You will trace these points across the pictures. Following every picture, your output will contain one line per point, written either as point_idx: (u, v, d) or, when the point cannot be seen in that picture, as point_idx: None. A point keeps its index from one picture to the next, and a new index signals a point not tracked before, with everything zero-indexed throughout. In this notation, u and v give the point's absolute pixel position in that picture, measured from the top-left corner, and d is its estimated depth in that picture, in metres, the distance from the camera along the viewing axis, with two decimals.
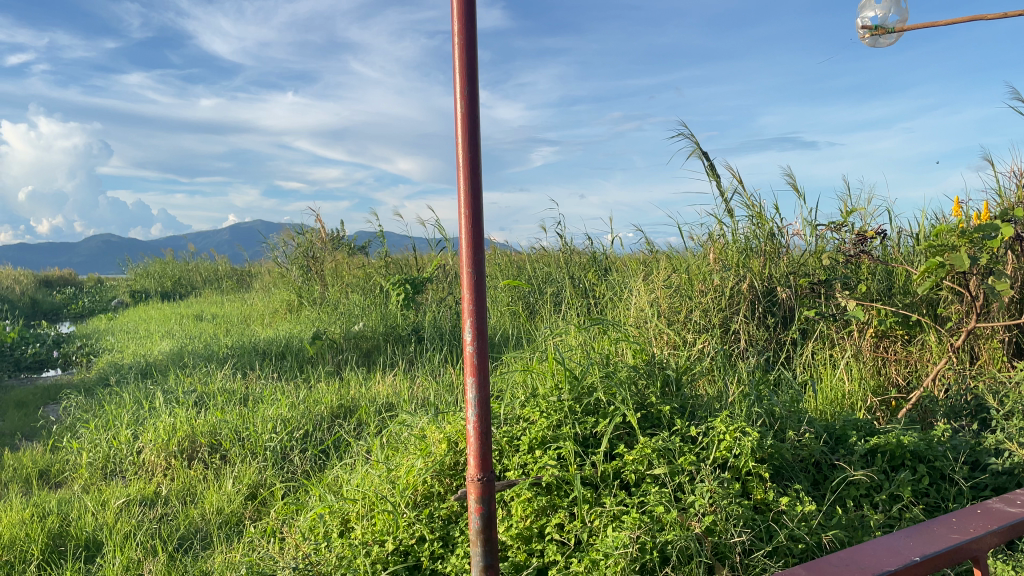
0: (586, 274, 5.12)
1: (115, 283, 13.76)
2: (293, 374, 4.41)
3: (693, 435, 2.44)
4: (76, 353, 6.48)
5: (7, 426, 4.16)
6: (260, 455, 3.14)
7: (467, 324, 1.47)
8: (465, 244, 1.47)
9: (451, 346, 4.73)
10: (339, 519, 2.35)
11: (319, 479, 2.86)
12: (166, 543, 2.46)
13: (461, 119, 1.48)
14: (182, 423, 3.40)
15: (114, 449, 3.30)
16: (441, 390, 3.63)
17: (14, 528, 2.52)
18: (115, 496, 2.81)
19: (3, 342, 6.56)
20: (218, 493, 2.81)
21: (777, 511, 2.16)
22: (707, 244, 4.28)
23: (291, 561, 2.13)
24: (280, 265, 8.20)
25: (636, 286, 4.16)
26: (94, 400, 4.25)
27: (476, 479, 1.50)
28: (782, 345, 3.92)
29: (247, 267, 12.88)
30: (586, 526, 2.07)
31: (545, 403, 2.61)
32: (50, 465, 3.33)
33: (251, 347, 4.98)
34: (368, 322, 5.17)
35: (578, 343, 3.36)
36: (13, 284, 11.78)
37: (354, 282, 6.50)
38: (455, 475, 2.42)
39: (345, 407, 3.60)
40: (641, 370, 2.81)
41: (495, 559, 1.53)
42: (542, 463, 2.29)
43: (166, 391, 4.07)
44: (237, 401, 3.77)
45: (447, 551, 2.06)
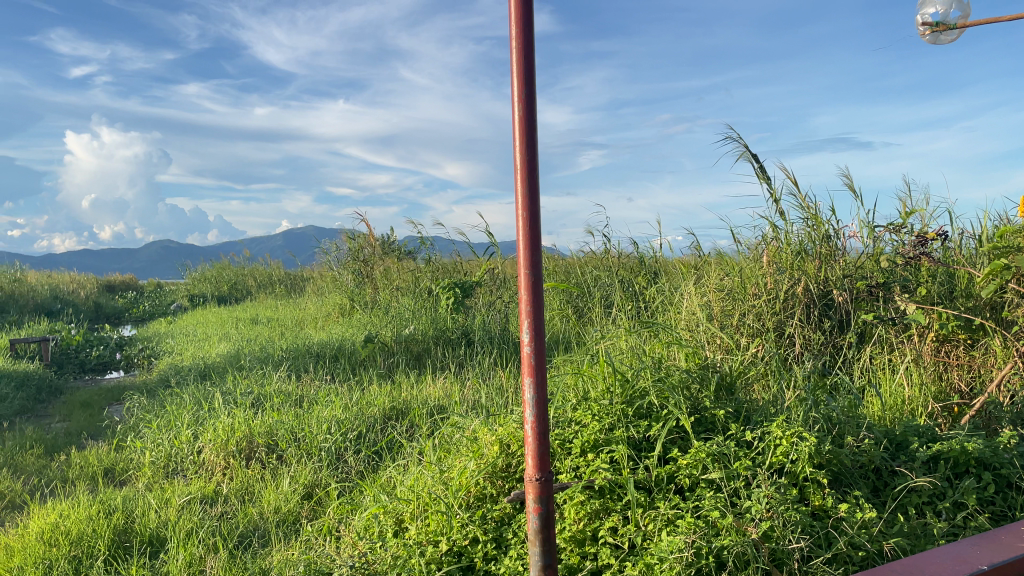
0: (637, 279, 5.11)
1: (174, 288, 14.17)
2: (345, 376, 4.48)
3: (747, 440, 2.42)
4: (137, 356, 6.69)
5: (74, 425, 4.32)
6: (315, 455, 3.20)
7: (525, 324, 1.50)
8: (522, 245, 1.50)
9: (501, 349, 4.75)
10: (394, 519, 2.38)
11: (373, 479, 2.90)
12: (226, 541, 2.52)
13: (520, 122, 1.50)
14: (240, 424, 3.47)
15: (175, 449, 3.40)
16: (493, 393, 3.64)
17: (82, 523, 2.60)
18: (178, 494, 2.89)
19: (70, 344, 6.81)
20: (275, 493, 2.86)
21: (836, 518, 2.12)
22: (760, 247, 4.21)
23: (348, 559, 2.16)
24: (332, 270, 8.35)
25: (688, 290, 4.13)
26: (155, 400, 4.38)
27: (534, 479, 1.52)
28: (838, 349, 3.85)
29: (299, 271, 13.13)
30: (640, 530, 2.06)
31: (597, 406, 2.61)
32: (115, 463, 3.44)
33: (305, 349, 5.08)
34: (418, 325, 5.22)
35: (629, 346, 3.35)
36: (78, 289, 12.21)
37: (404, 286, 6.57)
38: (508, 477, 2.43)
39: (397, 409, 3.64)
40: (694, 374, 2.79)
41: (553, 559, 1.55)
42: (595, 466, 2.28)
43: (225, 392, 4.18)
44: (292, 402, 3.85)
45: (500, 553, 2.08)
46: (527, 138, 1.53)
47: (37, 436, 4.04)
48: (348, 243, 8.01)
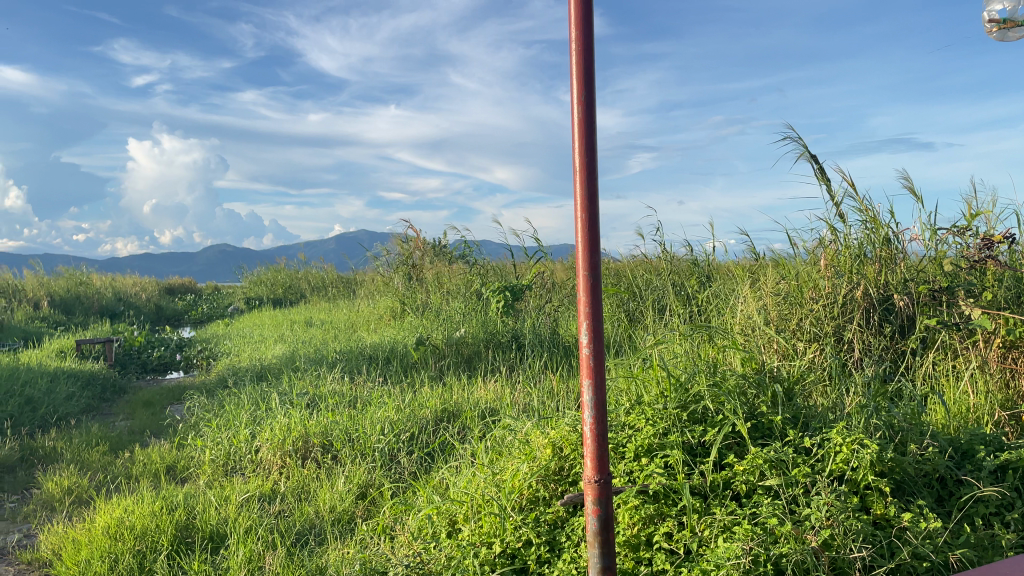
0: (689, 282, 5.05)
1: (230, 291, 14.51)
2: (397, 378, 4.54)
3: (807, 446, 2.37)
4: (197, 357, 6.88)
5: (137, 424, 4.45)
6: (369, 456, 3.24)
7: (583, 326, 1.51)
8: (581, 248, 1.52)
9: (551, 352, 4.74)
10: (447, 520, 2.40)
11: (426, 480, 2.93)
12: (284, 538, 2.57)
13: (579, 124, 1.51)
14: (297, 424, 3.54)
15: (234, 447, 3.48)
16: (544, 396, 3.64)
17: (147, 518, 2.68)
18: (238, 492, 2.96)
19: (132, 345, 7.03)
20: (330, 492, 2.91)
21: (899, 527, 2.06)
22: (818, 251, 4.13)
23: (403, 559, 2.19)
24: (384, 273, 8.46)
25: (744, 293, 4.07)
26: (214, 400, 4.49)
27: (593, 480, 1.52)
28: (900, 355, 3.75)
29: (351, 274, 13.31)
30: (696, 536, 2.04)
31: (650, 410, 2.60)
32: (177, 461, 3.54)
33: (358, 351, 5.16)
34: (469, 328, 5.25)
35: (683, 350, 3.32)
36: (140, 292, 12.59)
37: (454, 289, 6.60)
38: (560, 480, 2.43)
39: (449, 411, 3.66)
40: (751, 379, 2.74)
41: (612, 561, 1.56)
42: (649, 471, 2.27)
43: (281, 393, 4.26)
44: (346, 403, 3.90)
45: (553, 556, 2.08)
46: (586, 141, 1.55)
47: (103, 434, 4.18)
48: (400, 246, 8.10)
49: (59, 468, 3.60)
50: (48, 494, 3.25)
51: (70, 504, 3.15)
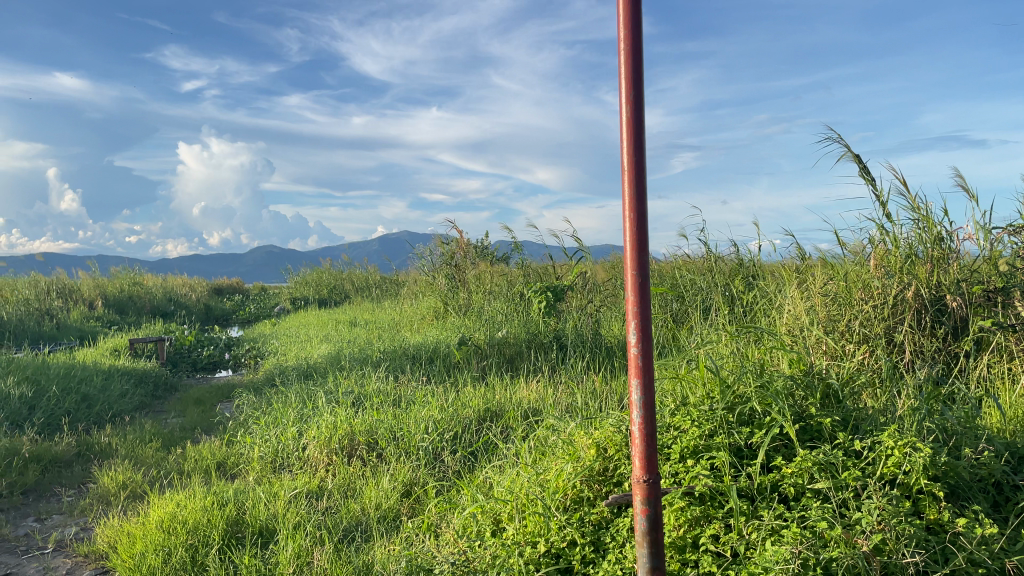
0: (734, 283, 5.00)
1: (276, 291, 14.77)
2: (441, 378, 4.57)
3: (857, 449, 2.33)
4: (245, 357, 7.02)
5: (188, 421, 4.56)
6: (413, 454, 3.27)
7: (632, 326, 1.52)
8: (630, 247, 1.53)
9: (593, 353, 4.73)
10: (492, 519, 2.41)
11: (469, 479, 2.95)
12: (332, 534, 2.61)
13: (627, 124, 1.52)
14: (343, 422, 3.59)
15: (282, 444, 3.55)
16: (587, 397, 3.64)
17: (199, 513, 2.74)
18: (285, 488, 3.01)
19: (183, 344, 7.19)
20: (376, 490, 2.94)
21: (954, 532, 2.01)
22: (867, 252, 4.05)
23: (448, 557, 2.20)
24: (427, 273, 8.52)
25: (791, 294, 4.01)
26: (262, 399, 4.57)
27: (642, 480, 1.52)
28: (953, 356, 3.66)
29: (393, 275, 13.43)
30: (743, 539, 2.02)
31: (696, 412, 2.58)
32: (227, 457, 3.62)
33: (402, 351, 5.21)
34: (511, 328, 5.27)
35: (729, 351, 3.29)
36: (189, 292, 12.88)
37: (496, 289, 6.61)
38: (605, 481, 2.42)
39: (491, 411, 3.68)
40: (799, 381, 2.71)
41: (661, 561, 1.56)
42: (695, 472, 2.25)
43: (327, 391, 4.33)
44: (390, 402, 3.94)
45: (598, 556, 2.08)
46: (634, 140, 1.56)
47: (156, 431, 4.29)
48: (442, 247, 8.15)
49: (114, 463, 3.71)
50: (104, 488, 3.35)
51: (125, 499, 3.24)
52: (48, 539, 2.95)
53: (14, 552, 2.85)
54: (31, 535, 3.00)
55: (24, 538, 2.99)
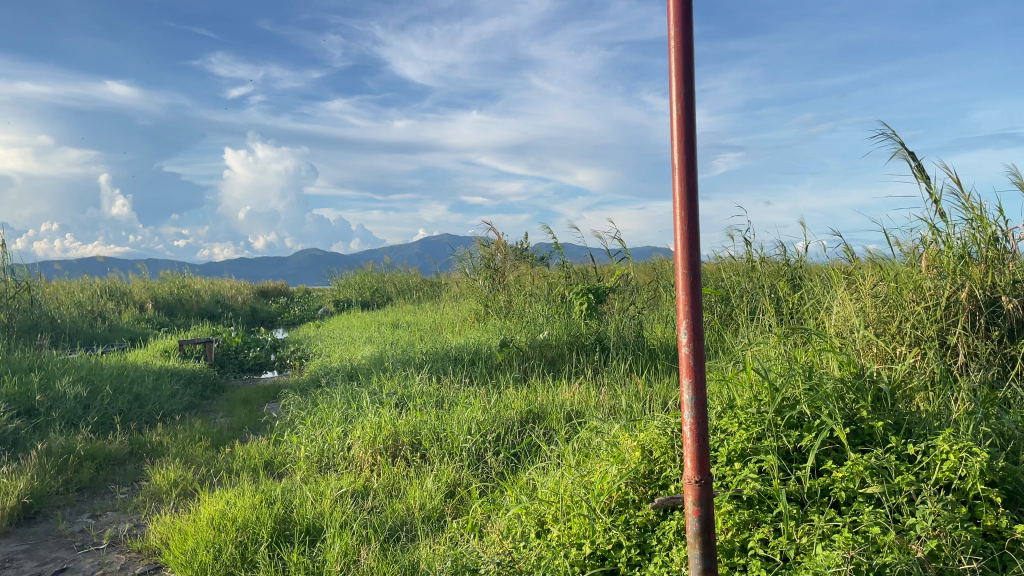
0: (779, 284, 4.93)
1: (320, 294, 14.98)
2: (483, 379, 4.60)
3: (910, 453, 2.28)
4: (290, 358, 7.14)
5: (236, 420, 4.65)
6: (457, 455, 3.29)
7: (683, 325, 1.51)
8: (681, 246, 1.53)
9: (636, 355, 4.69)
10: (536, 520, 2.41)
11: (513, 480, 2.96)
12: (378, 533, 2.63)
13: (677, 121, 1.52)
14: (387, 423, 3.63)
15: (327, 444, 3.60)
16: (630, 399, 3.62)
17: (248, 511, 2.79)
18: (332, 487, 3.05)
19: (230, 345, 7.33)
20: (420, 490, 2.96)
21: (1013, 539, 1.96)
22: (918, 252, 3.96)
23: (494, 557, 2.21)
24: (468, 276, 8.57)
25: (839, 295, 3.94)
26: (308, 399, 4.65)
27: (694, 480, 1.51)
28: (1010, 360, 3.55)
29: (434, 277, 13.51)
30: (793, 543, 1.99)
31: (743, 414, 2.55)
32: (274, 456, 3.68)
33: (444, 352, 5.24)
34: (552, 331, 5.25)
35: (777, 354, 3.25)
36: (236, 294, 13.14)
37: (537, 292, 6.61)
38: (650, 483, 2.41)
39: (534, 412, 3.68)
40: (850, 384, 2.66)
41: (713, 563, 1.55)
42: (743, 476, 2.23)
43: (371, 392, 4.38)
44: (433, 403, 3.98)
45: (644, 559, 2.07)
46: (685, 137, 1.56)
47: (206, 430, 4.38)
48: (483, 250, 8.18)
49: (165, 461, 3.79)
50: (156, 486, 3.43)
51: (176, 496, 3.32)
52: (102, 535, 3.03)
53: (71, 547, 2.94)
54: (87, 530, 3.09)
55: (80, 533, 3.08)
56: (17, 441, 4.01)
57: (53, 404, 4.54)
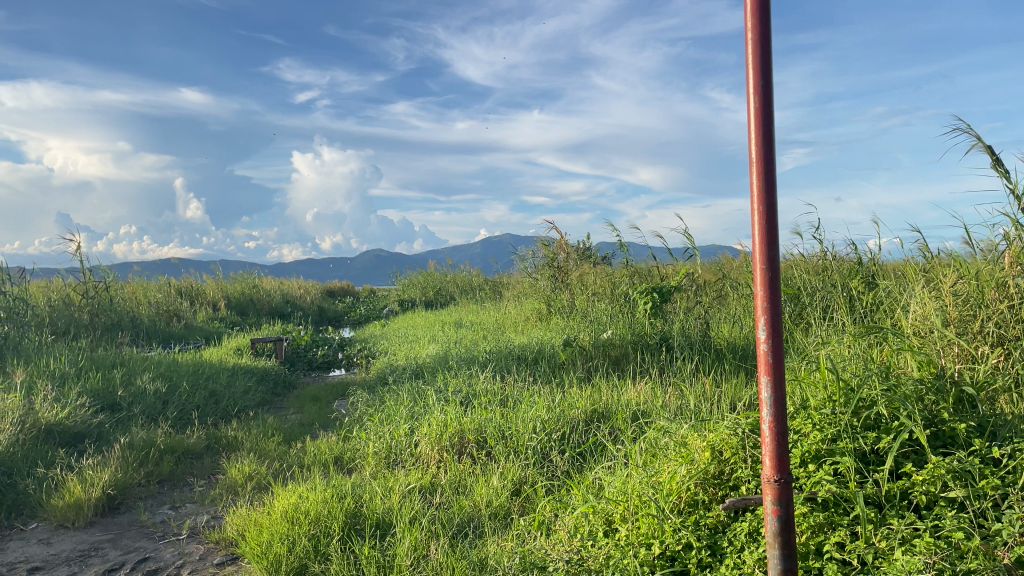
0: (853, 282, 4.80)
1: (385, 294, 15.23)
2: (547, 378, 4.61)
3: (996, 457, 2.20)
4: (357, 356, 7.28)
5: (307, 417, 4.76)
6: (522, 453, 3.30)
7: (761, 322, 1.51)
8: (758, 240, 1.52)
9: (703, 355, 4.63)
10: (604, 519, 2.41)
11: (580, 479, 2.96)
12: (446, 529, 2.67)
13: (755, 115, 1.51)
14: (453, 421, 3.68)
15: (395, 441, 3.66)
16: (698, 399, 3.58)
17: (320, 505, 2.86)
18: (400, 483, 3.11)
19: (300, 344, 7.52)
20: (486, 488, 2.98)
21: None
22: (1001, 249, 3.80)
23: (563, 555, 2.22)
24: (530, 275, 8.60)
25: (916, 293, 3.82)
26: (375, 396, 4.74)
27: (773, 480, 1.51)
28: None
29: (497, 276, 13.56)
30: (872, 547, 1.93)
31: (817, 415, 2.50)
32: (343, 452, 3.77)
33: (508, 351, 5.27)
34: (616, 330, 5.22)
35: (852, 354, 3.18)
36: (304, 294, 13.47)
37: (601, 291, 6.58)
38: (720, 484, 2.38)
39: (599, 412, 3.67)
40: (929, 385, 2.58)
41: (793, 563, 1.53)
42: (818, 477, 2.18)
43: (437, 391, 4.44)
44: (498, 402, 4.00)
45: (715, 561, 2.05)
46: (762, 131, 1.55)
47: (278, 426, 4.50)
48: (545, 249, 8.19)
49: (241, 456, 3.92)
50: (232, 479, 3.54)
51: (251, 490, 3.42)
52: (182, 526, 3.14)
53: (152, 537, 3.06)
54: (168, 521, 3.21)
55: (161, 524, 3.20)
56: (102, 434, 4.19)
57: (135, 399, 4.74)
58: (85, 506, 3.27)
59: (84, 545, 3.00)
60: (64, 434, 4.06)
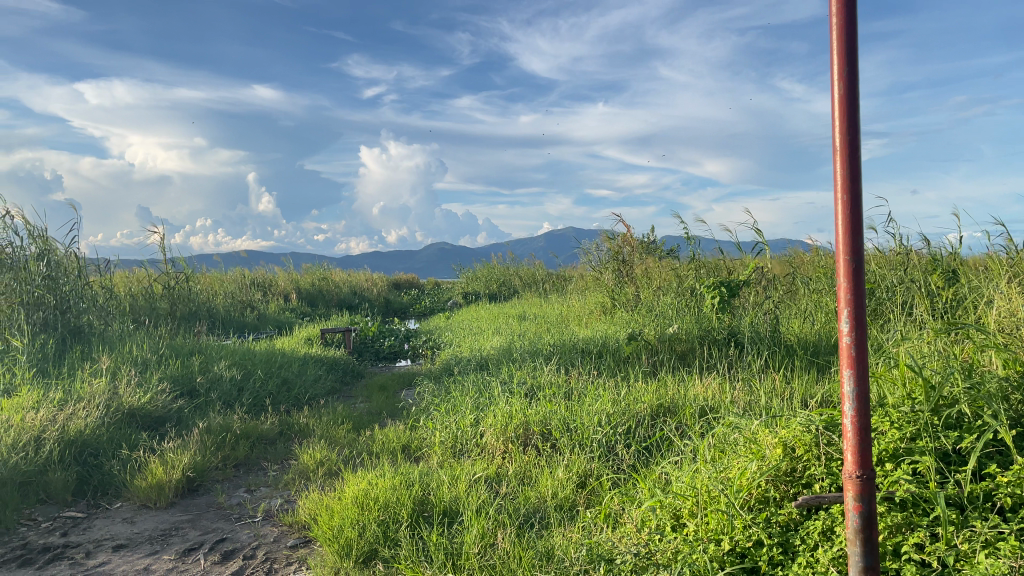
0: (931, 277, 4.64)
1: (449, 286, 15.41)
2: (611, 372, 4.60)
3: None
4: (422, 347, 7.39)
5: (375, 405, 4.87)
6: (587, 446, 3.30)
7: (844, 314, 1.50)
8: (843, 231, 1.50)
9: (772, 350, 4.54)
10: (671, 514, 2.40)
11: (646, 473, 2.95)
12: (513, 519, 2.70)
13: (841, 104, 1.49)
14: (518, 412, 3.71)
15: (461, 431, 3.71)
16: (768, 395, 3.52)
17: (390, 491, 2.91)
18: (467, 472, 3.16)
19: (367, 335, 7.68)
20: (551, 479, 3.00)
21: None
22: None
23: (631, 548, 2.22)
24: (594, 268, 8.58)
25: (1001, 289, 3.67)
26: (442, 387, 4.81)
27: (855, 476, 1.49)
28: None
29: (560, 270, 13.55)
30: (953, 549, 1.88)
31: (896, 413, 2.43)
32: (411, 441, 3.83)
33: (572, 344, 5.28)
34: (682, 324, 5.17)
35: (933, 350, 3.08)
36: (370, 285, 13.73)
37: (666, 285, 6.51)
38: (793, 482, 2.34)
39: (665, 406, 3.64)
40: (1016, 383, 2.48)
41: (875, 561, 1.51)
42: (896, 477, 2.13)
43: (503, 382, 4.48)
44: (563, 394, 4.02)
45: (787, 559, 2.02)
46: (847, 118, 1.53)
47: (347, 414, 4.61)
48: (609, 243, 8.15)
49: (312, 442, 4.03)
50: (304, 465, 3.65)
51: (322, 475, 3.51)
52: (257, 508, 3.26)
53: (229, 518, 3.17)
54: (243, 504, 3.33)
55: (238, 506, 3.32)
56: (181, 419, 4.37)
57: (212, 386, 4.92)
58: (166, 487, 3.41)
59: (165, 524, 3.13)
60: (146, 418, 4.24)
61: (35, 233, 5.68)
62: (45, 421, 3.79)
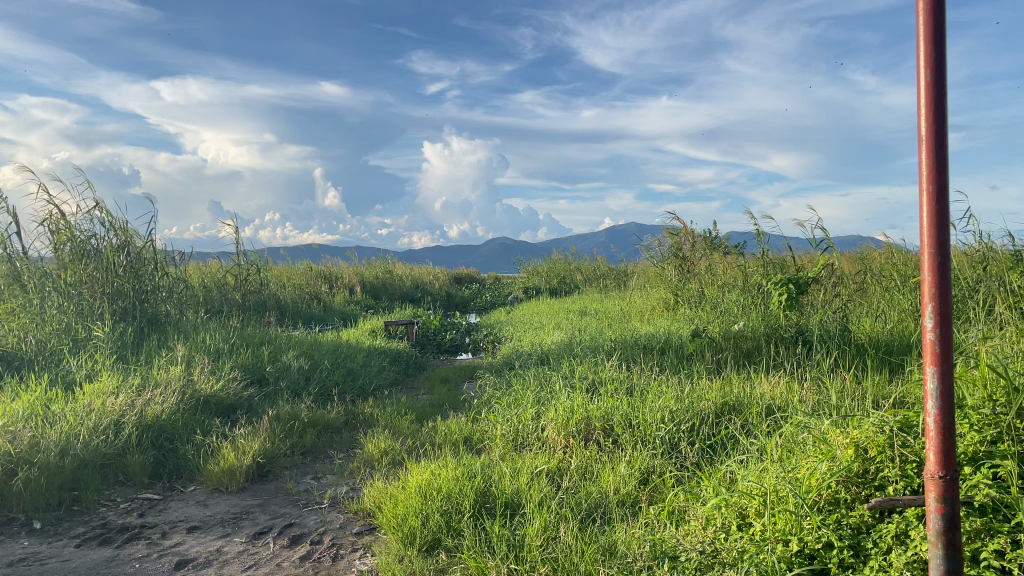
0: (1013, 276, 4.44)
1: (510, 281, 15.48)
2: (674, 368, 4.56)
3: None
4: (483, 340, 7.44)
5: (437, 397, 4.92)
6: (650, 442, 3.28)
7: (929, 310, 1.45)
8: (928, 224, 1.45)
9: (842, 349, 4.42)
10: (737, 513, 2.37)
11: (710, 471, 2.91)
12: (575, 513, 2.70)
13: (926, 91, 1.45)
14: (580, 407, 3.70)
15: (523, 424, 3.73)
16: (837, 395, 3.44)
17: (452, 482, 2.94)
18: (529, 465, 3.17)
19: (429, 328, 7.78)
20: (614, 475, 2.99)
21: None
22: None
23: (695, 546, 2.20)
24: (656, 264, 8.51)
25: None
26: (503, 380, 4.84)
27: (937, 476, 1.44)
28: None
29: (621, 265, 13.44)
30: None
31: (975, 415, 2.35)
32: (472, 433, 3.87)
33: (634, 340, 5.24)
34: (748, 322, 5.08)
35: (1015, 351, 2.96)
36: (432, 279, 13.89)
37: (732, 281, 6.41)
38: (864, 484, 2.28)
39: (730, 404, 3.57)
40: None
41: (958, 564, 1.46)
42: (975, 481, 2.06)
43: (564, 377, 4.48)
44: (625, 390, 4.00)
45: (858, 562, 1.97)
46: (933, 108, 1.48)
47: (411, 405, 4.68)
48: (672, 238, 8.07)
49: (376, 432, 4.10)
50: (369, 454, 3.72)
51: (386, 464, 3.58)
52: (324, 495, 3.33)
53: (297, 504, 3.25)
54: (310, 490, 3.41)
55: (305, 492, 3.40)
56: (251, 406, 4.50)
57: (281, 374, 5.05)
58: (237, 472, 3.52)
59: (236, 508, 3.23)
60: (218, 404, 4.39)
61: (117, 225, 5.91)
62: (125, 406, 3.95)
